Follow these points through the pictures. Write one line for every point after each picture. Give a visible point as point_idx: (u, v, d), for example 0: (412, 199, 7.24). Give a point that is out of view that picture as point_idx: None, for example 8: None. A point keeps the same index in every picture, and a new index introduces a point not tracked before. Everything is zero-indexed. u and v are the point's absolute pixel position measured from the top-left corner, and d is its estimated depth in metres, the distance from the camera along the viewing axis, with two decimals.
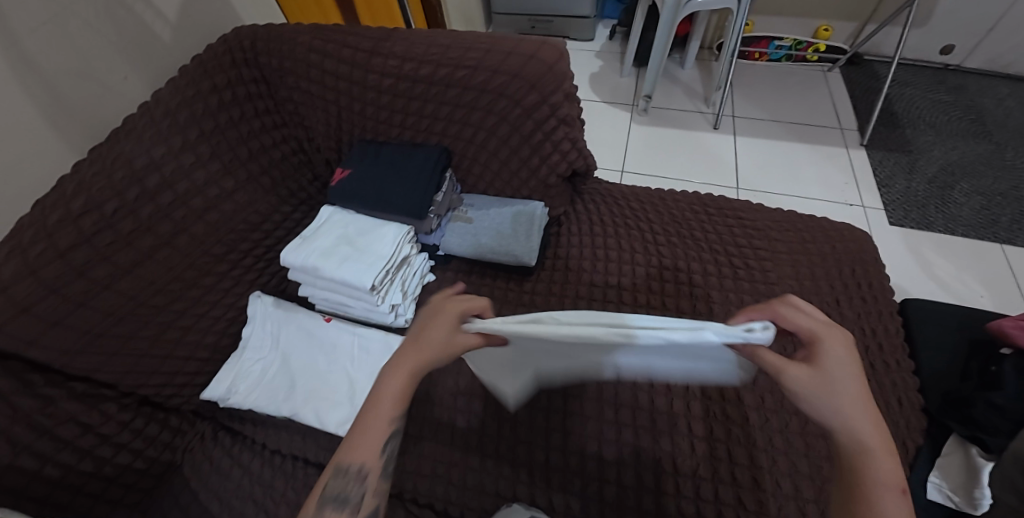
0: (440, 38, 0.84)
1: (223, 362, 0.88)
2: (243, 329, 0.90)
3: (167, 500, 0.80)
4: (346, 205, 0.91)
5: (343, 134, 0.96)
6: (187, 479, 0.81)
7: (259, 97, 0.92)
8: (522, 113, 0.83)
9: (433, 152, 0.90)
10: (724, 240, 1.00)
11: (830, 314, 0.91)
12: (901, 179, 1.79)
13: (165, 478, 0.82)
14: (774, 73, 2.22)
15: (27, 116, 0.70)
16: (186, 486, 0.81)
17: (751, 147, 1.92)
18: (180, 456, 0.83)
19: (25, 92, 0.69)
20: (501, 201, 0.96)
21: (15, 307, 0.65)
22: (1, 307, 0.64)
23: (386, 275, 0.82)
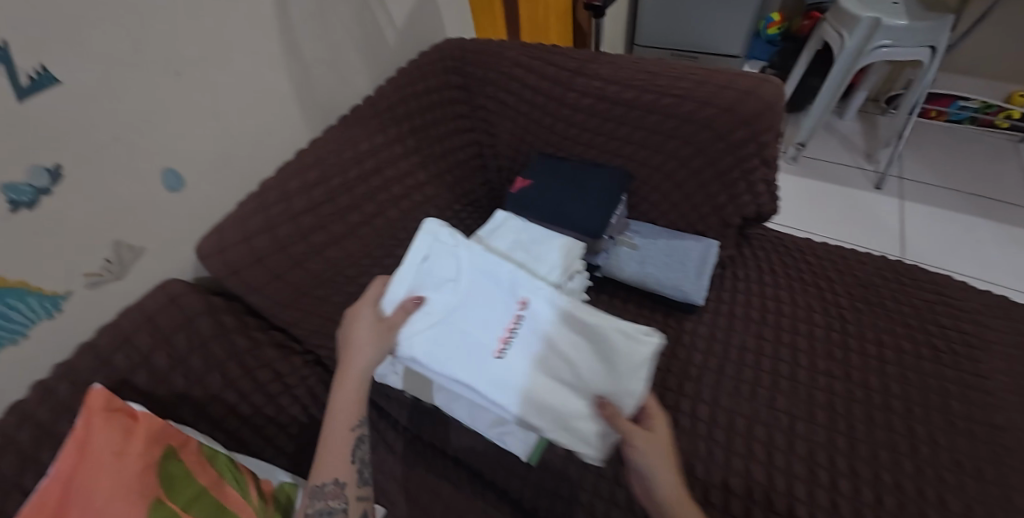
0: (648, 66, 0.85)
1: None
2: None
3: (317, 459, 0.83)
4: (521, 212, 0.92)
5: (524, 145, 1.00)
6: None
7: (458, 103, 0.99)
8: (725, 147, 0.80)
9: (615, 176, 0.90)
10: (922, 316, 0.89)
11: None
12: None
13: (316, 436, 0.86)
14: (952, 136, 1.97)
15: (285, 94, 0.81)
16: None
17: (919, 215, 1.72)
18: None
19: (289, 74, 0.80)
20: (671, 233, 0.95)
21: (253, 256, 0.73)
22: (243, 253, 0.72)
23: (556, 287, 0.82)
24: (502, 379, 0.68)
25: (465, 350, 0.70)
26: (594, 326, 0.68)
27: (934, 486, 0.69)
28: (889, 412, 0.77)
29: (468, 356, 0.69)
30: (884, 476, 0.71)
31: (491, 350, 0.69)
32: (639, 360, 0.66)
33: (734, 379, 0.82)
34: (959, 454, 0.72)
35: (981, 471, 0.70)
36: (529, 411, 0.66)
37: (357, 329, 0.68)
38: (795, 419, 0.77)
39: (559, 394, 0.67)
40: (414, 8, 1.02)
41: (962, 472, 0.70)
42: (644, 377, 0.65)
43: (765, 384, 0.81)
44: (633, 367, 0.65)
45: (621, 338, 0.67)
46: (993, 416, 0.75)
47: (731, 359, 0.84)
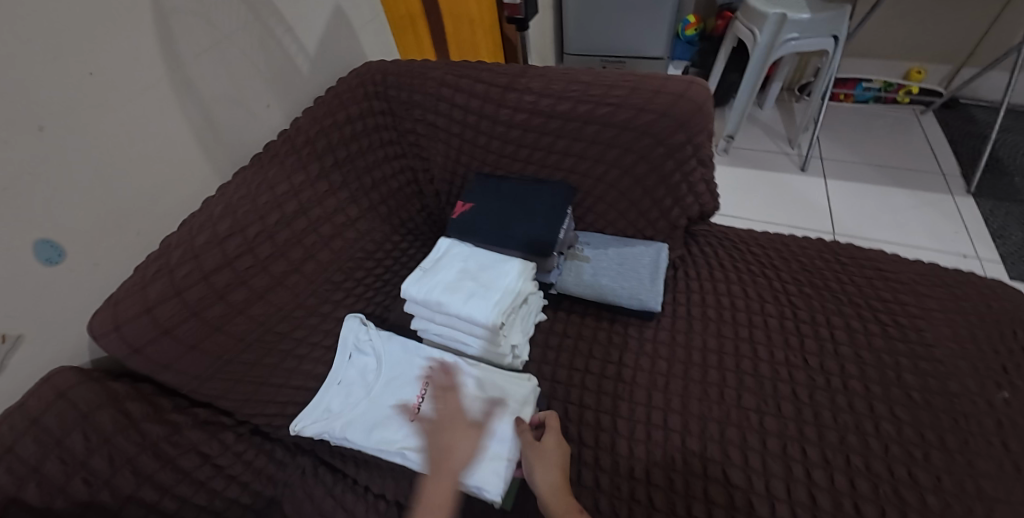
0: (579, 75, 0.83)
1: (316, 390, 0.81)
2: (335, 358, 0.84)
3: None
4: (464, 238, 0.88)
5: (460, 166, 0.95)
6: None
7: (385, 129, 0.92)
8: (665, 152, 0.79)
9: (562, 191, 0.86)
10: (864, 292, 0.91)
11: (1002, 383, 0.76)
12: (1017, 231, 1.64)
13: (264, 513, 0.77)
14: (860, 116, 2.12)
15: (183, 139, 0.72)
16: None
17: (844, 190, 1.82)
18: (280, 491, 0.78)
19: (184, 117, 0.72)
20: (619, 240, 0.93)
21: (158, 330, 0.64)
22: (145, 327, 0.63)
23: (509, 314, 0.77)
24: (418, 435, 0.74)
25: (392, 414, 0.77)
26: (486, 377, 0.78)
27: (903, 462, 0.70)
28: (850, 394, 0.77)
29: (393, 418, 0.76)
30: (854, 459, 0.71)
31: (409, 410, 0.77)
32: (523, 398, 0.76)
33: (702, 385, 0.80)
34: (923, 426, 0.73)
35: (943, 441, 0.71)
36: (432, 458, 0.70)
37: (455, 432, 0.72)
38: (764, 416, 0.76)
39: (453, 440, 0.72)
40: (326, 33, 0.96)
41: (926, 444, 0.71)
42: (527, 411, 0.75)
43: (730, 384, 0.80)
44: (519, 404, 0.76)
45: (505, 383, 0.77)
46: (943, 383, 0.77)
47: (694, 362, 0.83)
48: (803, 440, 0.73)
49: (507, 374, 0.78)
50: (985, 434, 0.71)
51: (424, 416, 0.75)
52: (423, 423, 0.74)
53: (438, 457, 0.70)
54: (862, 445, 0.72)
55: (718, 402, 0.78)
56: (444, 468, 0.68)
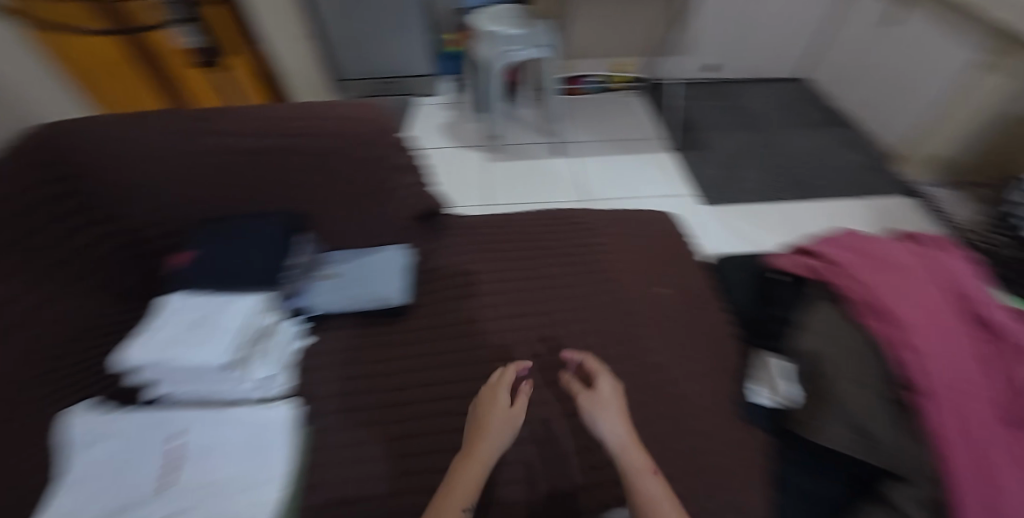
0: (266, 112, 0.90)
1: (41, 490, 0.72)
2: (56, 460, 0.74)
3: None
4: (193, 288, 0.85)
5: (181, 216, 0.94)
6: None
7: (71, 195, 0.87)
8: (360, 167, 0.91)
9: (281, 222, 0.92)
10: (566, 244, 1.15)
11: (653, 284, 1.08)
12: (704, 169, 2.19)
13: None
14: (594, 102, 2.59)
15: None
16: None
17: (590, 166, 2.26)
18: None
19: None
20: (361, 252, 1.02)
21: None
22: None
23: (246, 350, 0.78)
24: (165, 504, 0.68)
25: (133, 493, 0.70)
26: (240, 416, 0.78)
27: (591, 362, 0.94)
28: (557, 324, 0.99)
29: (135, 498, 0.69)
30: (560, 372, 0.92)
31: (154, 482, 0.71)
32: (282, 423, 0.78)
33: (452, 353, 0.93)
34: (603, 332, 0.99)
35: (616, 338, 0.98)
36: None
37: (489, 417, 0.74)
38: (496, 363, 0.92)
39: (212, 493, 0.70)
40: None
41: (606, 344, 0.97)
42: (288, 433, 0.77)
43: (469, 346, 0.95)
44: (278, 429, 0.77)
45: (260, 416, 0.78)
46: (615, 297, 1.05)
47: (442, 337, 0.95)
48: (532, 370, 0.92)
49: (258, 406, 0.79)
50: (638, 323, 1.00)
51: (175, 481, 0.71)
52: (174, 488, 0.70)
53: (467, 450, 0.70)
54: (570, 358, 0.94)
55: (461, 364, 0.92)
56: (472, 459, 0.68)
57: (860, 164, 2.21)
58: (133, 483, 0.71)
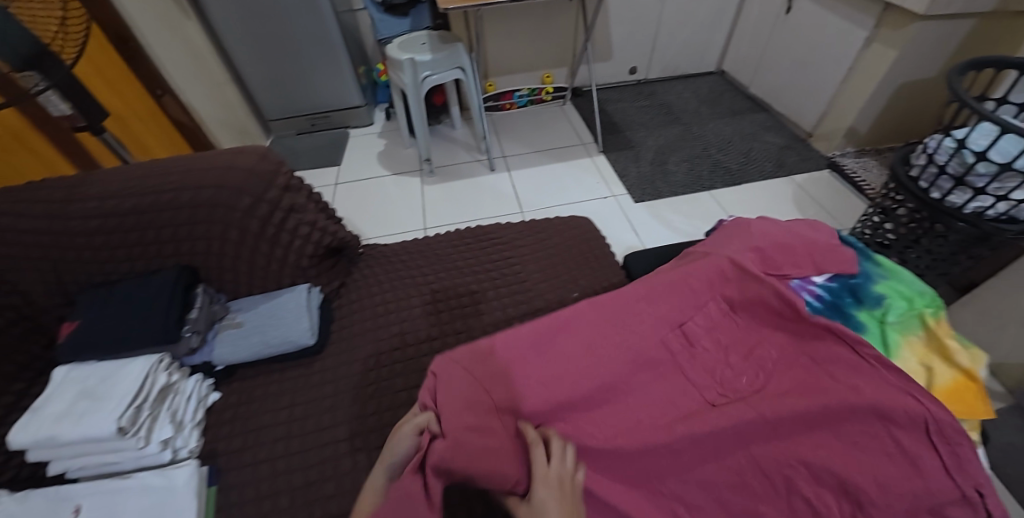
0: (139, 170, 0.91)
1: None
2: None
3: None
4: (82, 358, 0.85)
5: (63, 285, 0.92)
6: None
7: None
8: (244, 215, 0.91)
9: (172, 274, 0.91)
10: (481, 259, 1.14)
11: (571, 287, 1.07)
12: (633, 167, 2.25)
13: None
14: (526, 115, 2.71)
15: None
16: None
17: (522, 178, 2.30)
18: None
19: None
20: (267, 295, 1.00)
21: None
22: None
23: (137, 412, 0.78)
24: None
25: None
26: (141, 484, 0.79)
27: None
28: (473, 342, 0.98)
29: None
30: None
31: None
32: (183, 483, 0.78)
33: (365, 387, 0.91)
34: None
35: None
36: None
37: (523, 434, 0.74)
38: (411, 391, 0.91)
39: None
40: None
41: None
42: (191, 492, 0.77)
43: (382, 378, 0.92)
44: (179, 490, 0.77)
45: (163, 479, 0.78)
46: (533, 306, 1.03)
47: (355, 371, 0.93)
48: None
49: (163, 469, 0.80)
50: None
51: None
52: None
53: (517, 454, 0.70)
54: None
55: (375, 399, 0.89)
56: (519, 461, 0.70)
57: (779, 145, 2.31)
58: None
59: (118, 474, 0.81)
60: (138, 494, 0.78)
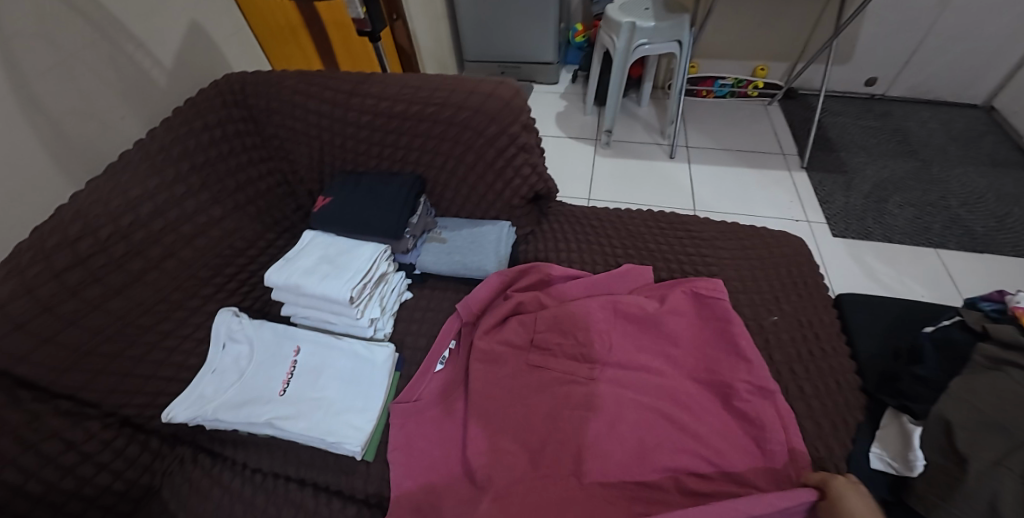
0: (411, 80, 0.98)
1: (192, 376, 0.92)
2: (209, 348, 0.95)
3: (157, 507, 0.86)
4: (327, 228, 0.99)
5: (323, 165, 1.07)
6: (166, 502, 0.86)
7: (247, 134, 1.04)
8: (485, 143, 0.97)
9: (408, 181, 1.01)
10: (676, 250, 1.09)
11: (770, 309, 0.99)
12: (840, 196, 1.96)
13: (143, 502, 0.87)
14: (721, 107, 2.43)
15: (40, 157, 0.82)
16: (165, 506, 0.86)
17: (703, 175, 2.11)
18: (158, 480, 0.88)
19: (41, 127, 0.82)
20: (471, 222, 1.07)
21: (39, 308, 0.75)
22: (27, 306, 0.74)
23: (364, 289, 0.89)
24: (285, 406, 0.86)
25: (266, 389, 0.89)
26: (348, 350, 0.91)
27: None
28: None
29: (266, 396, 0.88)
30: None
31: (280, 386, 0.89)
32: (380, 362, 0.89)
33: None
34: None
35: None
36: (297, 421, 0.83)
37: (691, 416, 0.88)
38: None
39: (319, 407, 0.85)
40: (184, 48, 1.05)
41: None
42: (385, 372, 0.88)
43: None
44: (377, 368, 0.89)
45: (367, 352, 0.90)
46: None
47: None
48: None
49: (367, 343, 0.91)
50: None
51: (292, 390, 0.88)
52: (291, 395, 0.87)
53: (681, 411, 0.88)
54: None
55: None
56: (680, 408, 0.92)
57: None
58: (264, 382, 0.90)
59: (330, 333, 0.94)
60: (343, 358, 0.90)
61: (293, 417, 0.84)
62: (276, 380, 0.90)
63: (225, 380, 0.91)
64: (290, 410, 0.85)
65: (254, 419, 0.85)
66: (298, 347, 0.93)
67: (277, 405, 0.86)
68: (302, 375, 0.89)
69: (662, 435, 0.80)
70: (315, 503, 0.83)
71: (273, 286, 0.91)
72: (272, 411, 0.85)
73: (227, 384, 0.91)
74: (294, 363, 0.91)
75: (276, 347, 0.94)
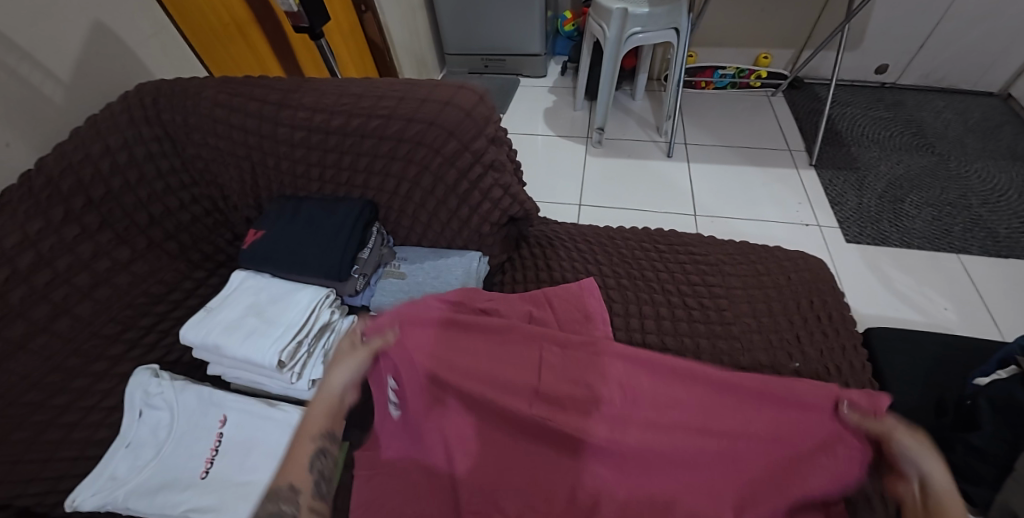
0: (352, 88, 0.84)
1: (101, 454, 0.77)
2: (124, 416, 0.80)
3: None
4: (260, 268, 0.85)
5: (258, 192, 0.95)
6: None
7: (163, 155, 0.91)
8: (444, 161, 0.80)
9: (356, 207, 0.86)
10: (678, 278, 0.94)
11: (792, 354, 0.83)
12: (852, 196, 1.80)
13: None
14: (722, 99, 2.25)
15: None
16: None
17: (704, 174, 1.94)
18: None
19: None
20: (435, 252, 0.91)
21: None
22: None
23: (297, 347, 0.76)
24: (209, 494, 0.71)
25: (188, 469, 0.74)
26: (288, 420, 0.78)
27: None
28: None
29: (186, 482, 0.73)
30: None
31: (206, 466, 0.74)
32: None
33: None
34: None
35: None
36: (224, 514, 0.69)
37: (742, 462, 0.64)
38: None
39: (251, 494, 0.71)
40: (85, 56, 0.89)
41: None
42: None
43: None
44: None
45: None
46: (737, 360, 0.82)
47: None
48: None
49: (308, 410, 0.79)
50: None
51: (220, 471, 0.73)
52: (219, 478, 0.73)
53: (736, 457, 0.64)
54: None
55: None
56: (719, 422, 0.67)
57: None
58: (187, 461, 0.75)
59: (268, 398, 0.81)
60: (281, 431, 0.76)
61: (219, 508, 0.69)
62: (201, 458, 0.75)
63: (140, 458, 0.76)
64: (216, 499, 0.70)
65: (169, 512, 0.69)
66: (229, 416, 0.78)
67: (201, 491, 0.71)
68: (232, 453, 0.75)
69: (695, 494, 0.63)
70: None
71: (188, 342, 0.76)
72: (192, 501, 0.70)
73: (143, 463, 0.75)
74: (223, 436, 0.77)
75: (202, 415, 0.79)
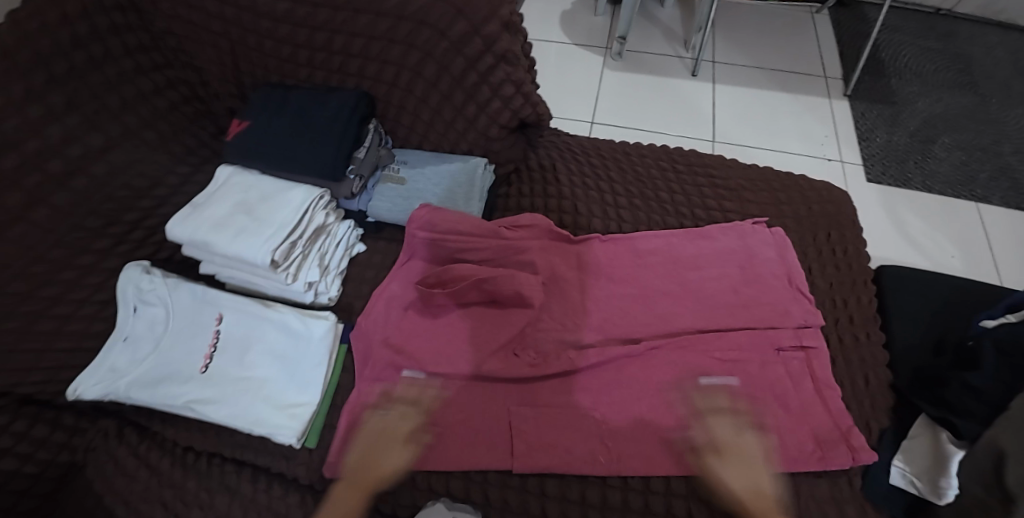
0: None
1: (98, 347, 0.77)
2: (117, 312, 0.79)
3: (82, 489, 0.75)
4: (249, 165, 0.79)
5: (240, 75, 0.86)
6: (91, 481, 0.74)
7: (130, 29, 0.83)
8: (450, 47, 0.72)
9: (351, 97, 0.78)
10: (692, 201, 0.89)
11: None
12: (881, 132, 1.70)
13: (67, 480, 0.76)
14: (759, 13, 2.03)
15: None
16: (91, 486, 0.74)
17: (728, 98, 1.80)
18: (81, 456, 0.76)
19: None
20: (437, 157, 0.85)
21: None
22: None
23: (290, 247, 0.72)
24: (207, 387, 0.71)
25: (182, 365, 0.73)
26: (282, 322, 0.75)
27: None
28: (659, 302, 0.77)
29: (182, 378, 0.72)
30: None
31: (200, 363, 0.73)
32: (318, 335, 0.74)
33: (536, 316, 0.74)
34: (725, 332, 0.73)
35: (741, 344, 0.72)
36: (221, 407, 0.69)
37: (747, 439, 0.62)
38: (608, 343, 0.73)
39: (248, 392, 0.71)
40: None
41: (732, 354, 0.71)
42: (327, 347, 0.74)
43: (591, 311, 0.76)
44: (314, 342, 0.74)
45: (303, 323, 0.75)
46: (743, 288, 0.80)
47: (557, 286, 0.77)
48: None
49: (302, 310, 0.76)
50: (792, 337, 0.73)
51: (216, 367, 0.73)
52: (215, 374, 0.72)
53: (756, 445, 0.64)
54: None
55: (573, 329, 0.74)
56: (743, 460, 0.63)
57: None
58: (181, 357, 0.74)
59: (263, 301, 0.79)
60: (276, 332, 0.75)
61: (218, 402, 0.70)
62: (196, 354, 0.74)
63: (134, 353, 0.75)
64: (213, 393, 0.71)
65: (168, 404, 0.70)
66: (223, 314, 0.77)
67: (197, 386, 0.71)
68: (226, 351, 0.74)
69: (656, 422, 0.66)
70: (253, 489, 0.70)
71: (174, 237, 0.72)
72: (189, 395, 0.70)
73: (138, 358, 0.74)
74: (217, 335, 0.75)
75: (195, 314, 0.77)
